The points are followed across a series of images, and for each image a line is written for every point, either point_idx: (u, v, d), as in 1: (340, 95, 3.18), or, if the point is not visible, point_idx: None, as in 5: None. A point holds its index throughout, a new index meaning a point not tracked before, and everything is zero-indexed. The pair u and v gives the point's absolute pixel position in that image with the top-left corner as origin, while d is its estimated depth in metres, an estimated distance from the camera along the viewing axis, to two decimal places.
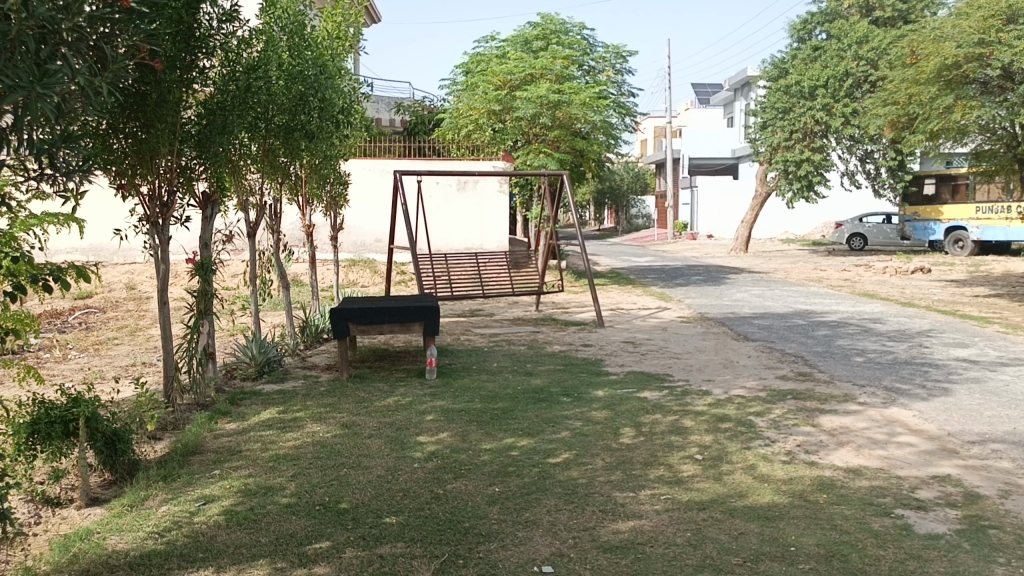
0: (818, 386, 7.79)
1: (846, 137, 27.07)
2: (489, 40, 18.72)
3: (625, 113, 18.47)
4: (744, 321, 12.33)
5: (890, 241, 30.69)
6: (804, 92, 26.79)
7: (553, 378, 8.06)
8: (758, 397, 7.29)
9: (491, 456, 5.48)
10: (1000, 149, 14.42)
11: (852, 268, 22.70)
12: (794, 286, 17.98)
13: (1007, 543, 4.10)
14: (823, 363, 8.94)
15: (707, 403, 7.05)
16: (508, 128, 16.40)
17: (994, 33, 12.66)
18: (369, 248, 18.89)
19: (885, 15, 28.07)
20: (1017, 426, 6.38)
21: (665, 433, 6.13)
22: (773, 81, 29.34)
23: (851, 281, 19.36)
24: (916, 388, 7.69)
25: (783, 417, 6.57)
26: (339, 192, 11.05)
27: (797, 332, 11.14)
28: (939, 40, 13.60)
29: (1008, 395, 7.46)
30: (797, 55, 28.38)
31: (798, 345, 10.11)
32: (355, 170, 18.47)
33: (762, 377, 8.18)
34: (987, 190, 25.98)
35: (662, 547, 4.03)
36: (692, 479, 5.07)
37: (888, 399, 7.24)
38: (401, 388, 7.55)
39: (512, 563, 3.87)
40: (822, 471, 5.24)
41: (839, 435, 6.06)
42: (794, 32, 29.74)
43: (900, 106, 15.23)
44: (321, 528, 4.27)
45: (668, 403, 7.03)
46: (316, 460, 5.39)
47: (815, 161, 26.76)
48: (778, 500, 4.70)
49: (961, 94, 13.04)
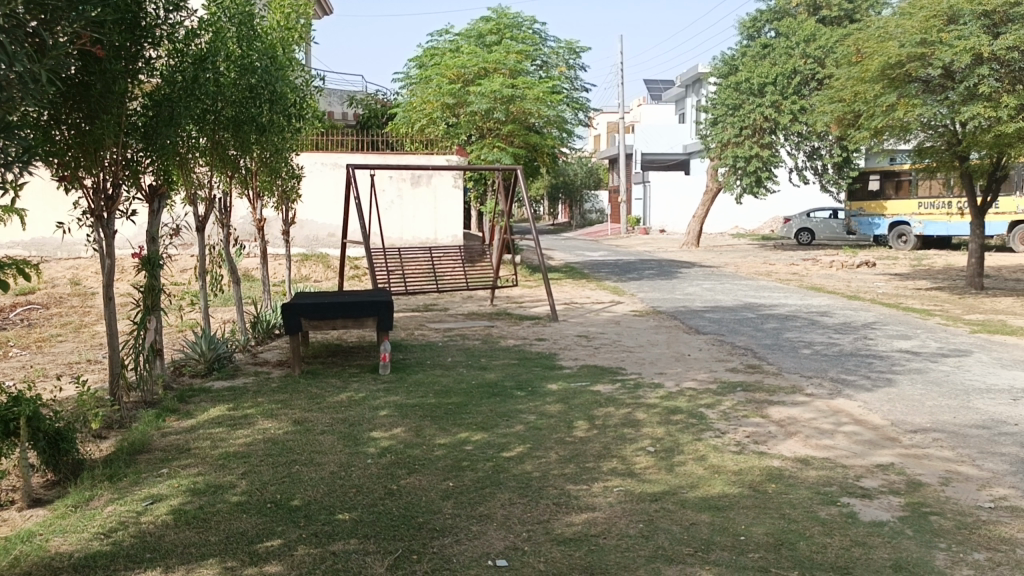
0: (767, 378, 7.95)
1: (795, 134, 27.59)
2: (442, 33, 18.61)
3: (579, 108, 18.54)
4: (695, 314, 12.51)
5: (836, 236, 31.40)
6: (753, 88, 27.22)
7: (507, 372, 8.08)
8: (708, 389, 7.41)
9: (445, 450, 5.47)
10: (942, 147, 14.83)
11: (800, 262, 23.18)
12: (744, 280, 18.29)
13: (947, 528, 4.24)
14: (771, 355, 9.12)
15: (659, 396, 7.13)
16: (461, 122, 16.43)
17: (936, 33, 12.95)
18: (322, 242, 18.69)
19: (831, 15, 28.60)
20: (956, 415, 6.60)
21: (618, 425, 6.19)
22: (723, 78, 29.76)
23: (799, 275, 19.78)
24: (860, 379, 7.90)
25: (733, 409, 6.69)
26: (290, 185, 10.90)
27: (747, 325, 11.35)
28: (883, 39, 13.93)
29: (948, 385, 7.71)
30: (747, 52, 28.81)
31: (747, 338, 10.29)
32: (307, 163, 18.24)
33: (713, 370, 8.31)
34: (929, 185, 26.80)
35: (614, 539, 4.08)
36: (644, 471, 5.13)
37: (834, 390, 7.42)
38: (355, 383, 7.49)
39: (466, 557, 3.88)
40: (771, 461, 5.34)
41: (787, 426, 6.19)
42: (743, 30, 30.20)
43: (846, 103, 15.57)
44: (272, 526, 4.22)
45: (621, 396, 7.10)
46: (267, 457, 5.32)
47: (764, 157, 27.23)
48: (728, 490, 4.78)
49: (905, 92, 13.43)
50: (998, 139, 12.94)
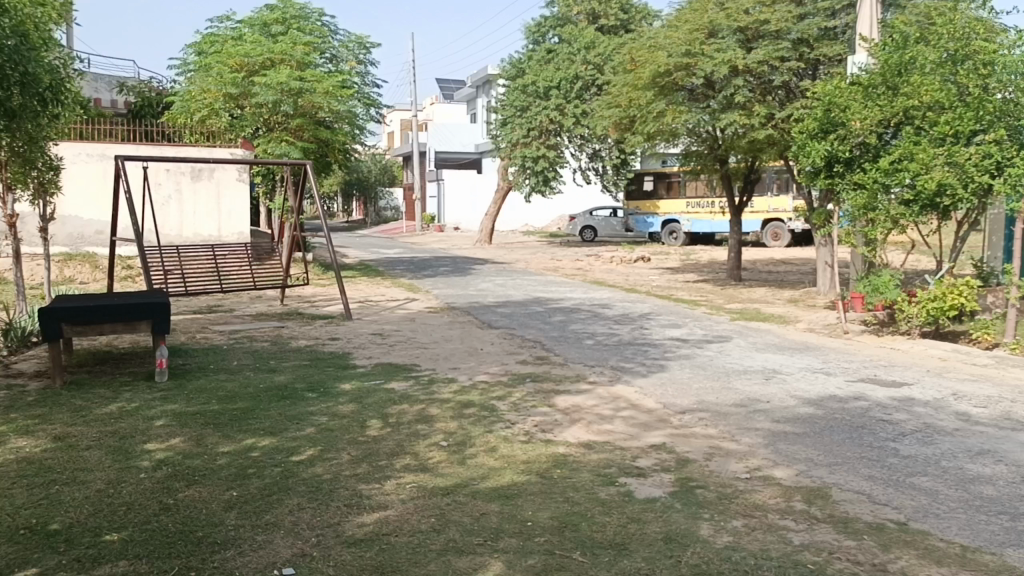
0: (554, 368, 8.30)
1: (578, 136, 28.99)
2: (223, 20, 17.68)
3: (370, 103, 18.34)
4: (487, 309, 12.81)
5: (617, 233, 33.40)
6: (539, 91, 28.28)
7: (297, 374, 7.84)
8: (499, 381, 7.62)
9: (229, 459, 5.21)
10: (705, 152, 16.16)
11: (584, 258, 24.42)
12: (533, 276, 18.98)
13: (710, 500, 4.64)
14: (557, 347, 9.54)
15: (452, 391, 7.23)
16: (247, 115, 15.76)
17: (699, 45, 13.93)
18: (89, 240, 17.13)
19: (609, 24, 30.16)
20: (719, 395, 7.25)
21: (411, 422, 6.20)
22: (511, 80, 30.66)
23: (584, 270, 20.85)
24: (637, 366, 8.46)
25: (522, 400, 6.92)
26: (48, 177, 9.87)
27: (536, 319, 11.79)
28: (654, 48, 14.88)
29: (712, 368, 8.46)
30: (533, 56, 29.86)
31: (536, 331, 10.69)
32: (69, 154, 16.61)
33: (504, 363, 8.55)
34: (695, 186, 29.24)
35: (406, 536, 4.07)
36: (436, 466, 5.18)
37: (614, 377, 7.89)
38: (127, 393, 6.93)
39: (250, 569, 3.71)
40: (556, 448, 5.58)
41: (571, 413, 6.50)
42: (529, 34, 31.26)
43: (623, 108, 16.59)
44: (26, 555, 3.81)
45: (414, 393, 7.11)
46: (20, 479, 4.79)
47: (550, 157, 28.44)
48: (517, 479, 4.94)
49: (672, 100, 14.55)
50: (751, 144, 14.44)
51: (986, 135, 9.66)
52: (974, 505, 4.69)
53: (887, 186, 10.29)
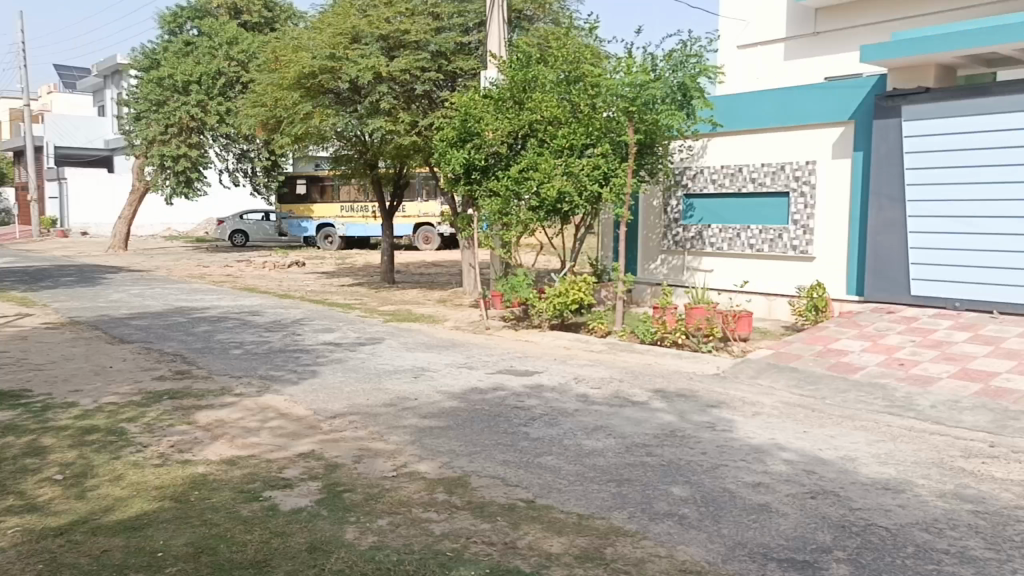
0: (195, 382, 7.75)
1: (223, 135, 27.48)
2: None
3: None
4: (120, 322, 11.59)
5: (270, 237, 32.30)
6: (177, 86, 26.31)
7: None
8: (131, 402, 6.91)
9: None
10: (354, 155, 16.31)
11: (234, 264, 23.25)
12: (176, 284, 17.62)
13: (357, 502, 4.66)
14: (201, 359, 8.93)
15: (71, 417, 6.39)
16: None
17: (343, 50, 14.00)
18: None
19: (252, 20, 29.06)
20: (369, 397, 7.33)
21: (17, 457, 5.36)
22: (144, 72, 28.14)
23: (234, 276, 19.83)
24: (287, 374, 8.24)
25: (157, 419, 6.35)
26: None
27: (177, 331, 10.92)
28: (299, 48, 14.66)
29: (363, 371, 8.53)
30: (169, 48, 27.67)
31: (177, 344, 9.91)
32: None
33: (137, 381, 7.79)
34: (347, 191, 29.25)
35: None
36: (49, 504, 4.54)
37: (262, 387, 7.59)
38: None
39: None
40: (195, 468, 5.21)
41: (213, 429, 6.11)
42: (163, 23, 28.90)
43: (269, 108, 16.06)
44: None
45: (22, 423, 6.16)
46: None
47: (193, 157, 26.66)
48: (147, 507, 4.51)
49: (320, 103, 14.51)
50: (398, 150, 14.89)
51: (595, 149, 11.03)
52: (588, 476, 5.28)
53: (517, 194, 11.28)
